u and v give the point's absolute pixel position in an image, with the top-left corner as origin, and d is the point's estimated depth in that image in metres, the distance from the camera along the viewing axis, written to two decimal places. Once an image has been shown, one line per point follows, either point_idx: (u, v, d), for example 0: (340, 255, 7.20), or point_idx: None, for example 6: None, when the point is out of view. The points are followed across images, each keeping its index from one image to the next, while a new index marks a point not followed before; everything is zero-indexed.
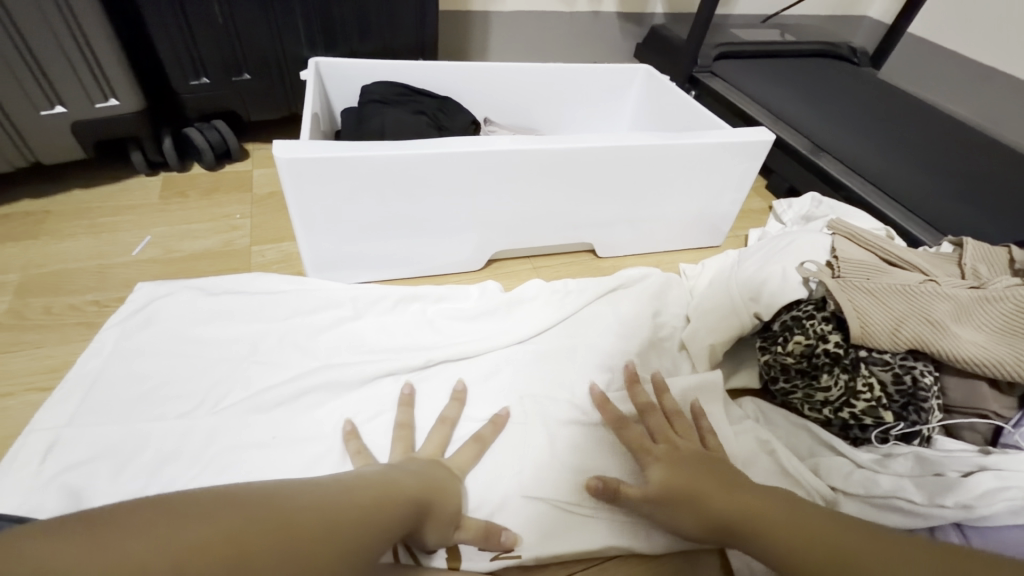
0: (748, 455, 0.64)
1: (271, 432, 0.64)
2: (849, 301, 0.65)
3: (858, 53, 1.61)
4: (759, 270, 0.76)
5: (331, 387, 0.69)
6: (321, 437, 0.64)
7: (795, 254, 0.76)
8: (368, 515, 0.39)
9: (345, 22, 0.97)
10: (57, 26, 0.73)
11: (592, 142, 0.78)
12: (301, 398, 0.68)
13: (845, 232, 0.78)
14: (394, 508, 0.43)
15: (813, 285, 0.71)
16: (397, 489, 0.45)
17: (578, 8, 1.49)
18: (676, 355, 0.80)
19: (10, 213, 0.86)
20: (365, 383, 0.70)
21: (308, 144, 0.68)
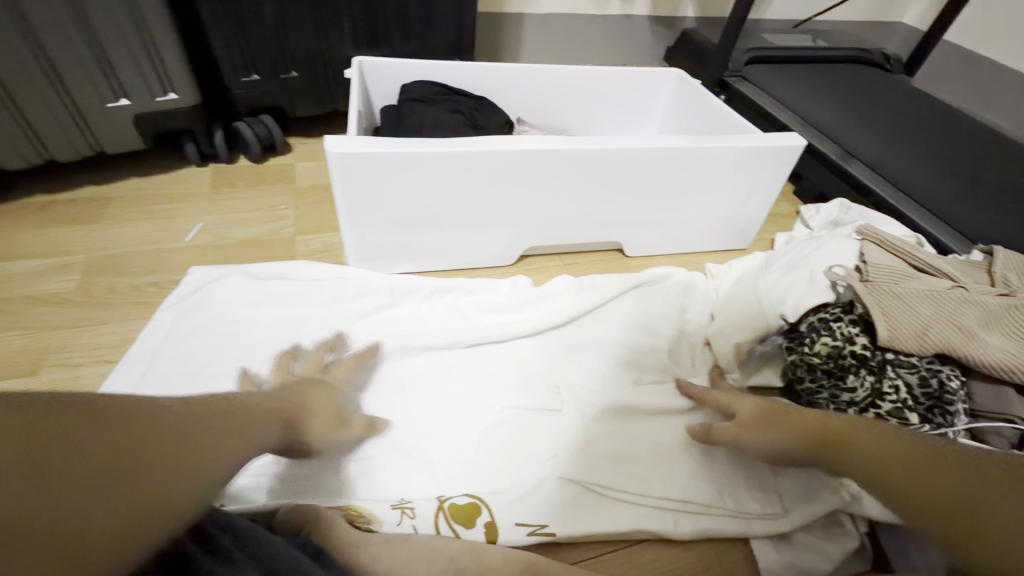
0: None
1: None
2: (877, 305, 0.67)
3: (891, 61, 1.60)
4: (785, 274, 0.76)
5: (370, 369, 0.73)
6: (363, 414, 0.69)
7: (822, 258, 0.76)
8: (233, 431, 0.43)
9: (388, 23, 1.01)
10: (126, 23, 0.79)
11: (625, 143, 0.81)
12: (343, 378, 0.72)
13: (874, 238, 0.79)
14: (258, 423, 0.47)
15: (841, 289, 0.72)
16: (257, 404, 0.49)
17: (610, 11, 1.51)
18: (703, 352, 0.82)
19: (74, 198, 0.92)
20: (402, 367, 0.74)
21: (356, 140, 0.72)
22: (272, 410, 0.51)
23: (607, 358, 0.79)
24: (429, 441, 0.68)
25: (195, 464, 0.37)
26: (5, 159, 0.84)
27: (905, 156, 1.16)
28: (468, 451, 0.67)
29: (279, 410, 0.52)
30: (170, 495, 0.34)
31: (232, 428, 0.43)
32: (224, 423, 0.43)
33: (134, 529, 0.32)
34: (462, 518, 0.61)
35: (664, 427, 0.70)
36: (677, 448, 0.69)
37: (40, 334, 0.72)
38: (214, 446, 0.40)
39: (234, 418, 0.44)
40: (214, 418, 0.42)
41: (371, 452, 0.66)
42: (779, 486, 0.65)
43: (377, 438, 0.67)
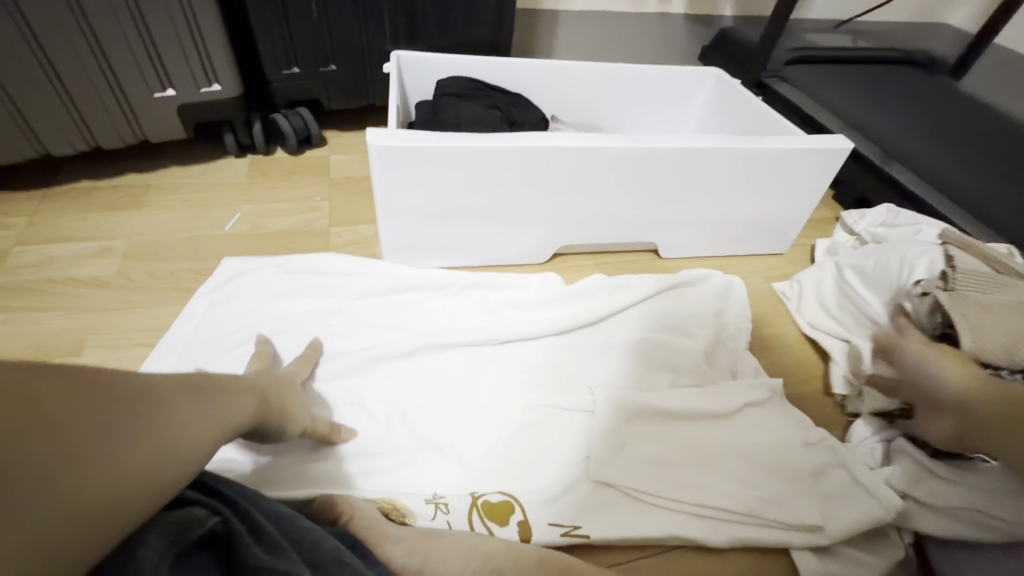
0: (820, 465, 0.66)
1: (349, 399, 0.70)
2: (960, 314, 0.66)
3: (937, 63, 1.54)
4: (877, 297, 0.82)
5: (399, 360, 0.74)
6: (394, 408, 0.70)
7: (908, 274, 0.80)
8: (206, 404, 0.42)
9: (427, 18, 1.01)
10: (175, 13, 0.80)
11: (667, 142, 0.79)
12: (374, 372, 0.73)
13: (958, 242, 0.76)
14: (233, 396, 0.46)
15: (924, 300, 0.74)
16: (230, 381, 0.47)
17: (646, 9, 1.49)
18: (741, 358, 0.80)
19: (118, 184, 0.94)
20: (432, 359, 0.75)
21: (398, 132, 0.72)
22: (244, 387, 0.49)
23: (641, 360, 0.77)
24: (462, 438, 0.68)
25: (166, 447, 0.36)
26: (53, 143, 0.86)
27: (951, 160, 1.12)
28: (499, 449, 0.67)
29: (249, 388, 0.49)
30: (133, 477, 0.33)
31: (206, 400, 0.42)
32: (196, 395, 0.41)
33: (92, 514, 0.31)
34: (495, 516, 0.60)
35: (701, 432, 0.69)
36: (714, 455, 0.67)
37: (82, 316, 0.74)
38: (183, 421, 0.38)
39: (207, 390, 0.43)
40: (182, 387, 0.41)
41: (404, 446, 0.66)
42: (822, 497, 0.63)
43: (410, 434, 0.67)
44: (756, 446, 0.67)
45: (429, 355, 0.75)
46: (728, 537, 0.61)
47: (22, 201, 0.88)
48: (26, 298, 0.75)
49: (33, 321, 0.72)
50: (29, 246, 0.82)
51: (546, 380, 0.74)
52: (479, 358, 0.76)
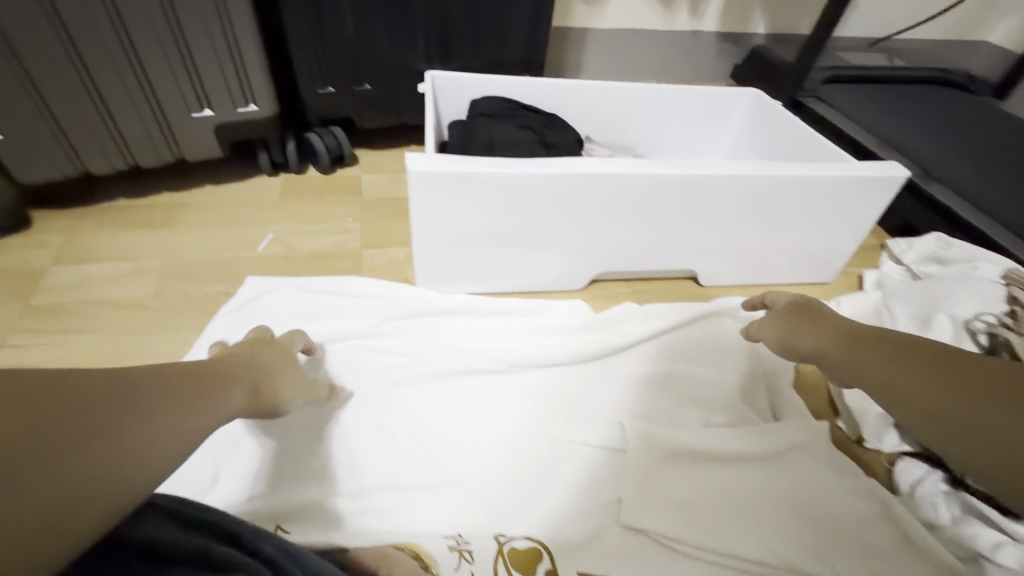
0: (868, 518, 0.60)
1: (371, 427, 0.67)
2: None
3: (978, 82, 1.49)
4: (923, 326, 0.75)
5: (420, 385, 0.72)
6: (415, 437, 0.66)
7: (961, 307, 0.75)
8: (196, 399, 0.40)
9: (461, 38, 1.00)
10: (215, 32, 0.80)
11: (710, 169, 0.77)
12: (394, 397, 0.70)
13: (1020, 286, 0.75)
14: (221, 389, 0.44)
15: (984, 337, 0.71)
16: (219, 371, 0.46)
17: (677, 27, 1.47)
18: (787, 393, 0.75)
19: (153, 203, 0.94)
20: (455, 385, 0.72)
21: (436, 157, 0.71)
22: (234, 376, 0.47)
23: (682, 394, 0.73)
24: (485, 471, 0.64)
25: (147, 441, 0.35)
26: (92, 162, 0.86)
27: (1003, 186, 1.07)
28: (525, 484, 0.63)
29: (238, 376, 0.47)
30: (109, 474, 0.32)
31: (196, 394, 0.40)
32: (185, 390, 0.40)
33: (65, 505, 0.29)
34: (522, 564, 0.56)
35: (746, 473, 0.64)
36: (760, 501, 0.62)
37: (118, 339, 0.73)
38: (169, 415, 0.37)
39: (197, 383, 0.42)
40: (171, 383, 0.39)
41: (426, 479, 0.63)
42: (870, 553, 0.58)
43: (433, 465, 0.64)
44: (800, 492, 0.63)
45: (452, 381, 0.73)
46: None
47: (60, 220, 0.88)
48: (62, 319, 0.75)
49: (68, 343, 0.72)
50: (66, 265, 0.82)
51: (577, 414, 0.71)
52: (503, 386, 0.73)
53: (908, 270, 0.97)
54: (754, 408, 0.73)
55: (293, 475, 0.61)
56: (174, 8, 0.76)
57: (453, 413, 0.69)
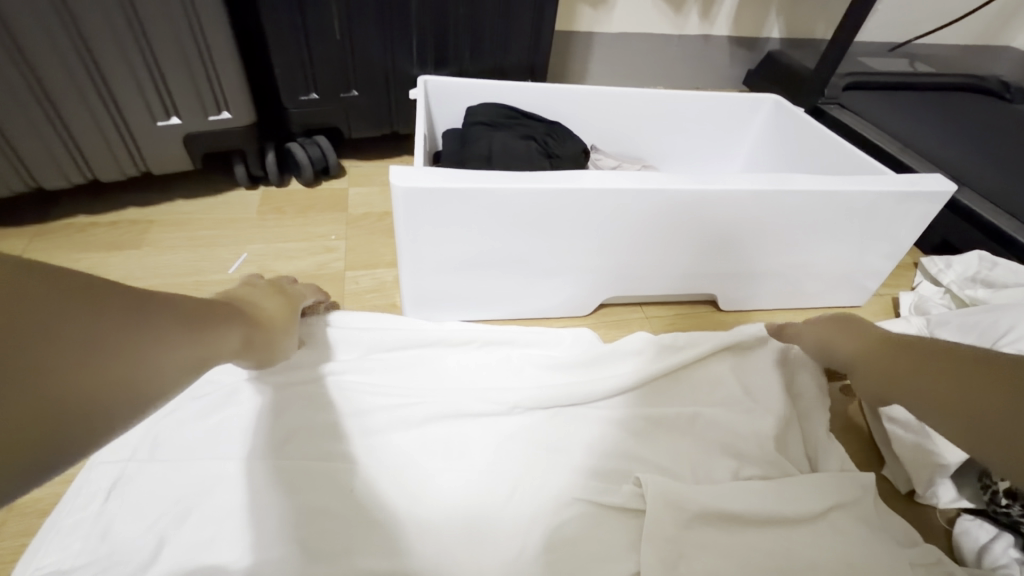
0: None
1: (349, 483, 0.57)
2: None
3: (1011, 88, 1.40)
4: None
5: (408, 430, 0.62)
6: (400, 494, 0.57)
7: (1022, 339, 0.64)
8: (194, 339, 0.41)
9: (458, 41, 0.92)
10: (182, 31, 0.72)
11: (735, 184, 0.68)
12: (377, 445, 0.61)
13: None
14: (221, 331, 0.45)
15: None
16: (230, 313, 0.49)
17: (688, 31, 1.39)
18: (825, 439, 0.65)
19: (117, 221, 0.86)
20: (447, 430, 0.63)
21: (426, 171, 0.62)
22: (235, 327, 0.48)
23: (706, 445, 0.63)
24: (480, 537, 0.55)
25: (146, 363, 0.35)
26: (45, 176, 0.78)
27: None
28: (526, 549, 0.54)
29: (238, 327, 0.49)
30: (96, 398, 0.32)
31: (193, 332, 0.41)
32: (185, 328, 0.40)
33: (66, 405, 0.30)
34: None
35: (784, 538, 0.55)
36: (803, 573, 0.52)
37: None
38: (167, 348, 0.37)
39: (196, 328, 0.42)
40: (177, 314, 0.40)
41: (412, 546, 0.53)
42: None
43: (419, 529, 0.55)
44: (852, 564, 0.53)
45: (443, 424, 0.63)
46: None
47: (13, 240, 0.80)
48: None
49: None
50: None
51: (585, 466, 0.61)
52: (501, 432, 0.64)
53: (946, 292, 0.87)
54: (788, 454, 0.63)
55: (248, 540, 0.51)
56: (134, 7, 0.68)
57: (442, 468, 0.60)
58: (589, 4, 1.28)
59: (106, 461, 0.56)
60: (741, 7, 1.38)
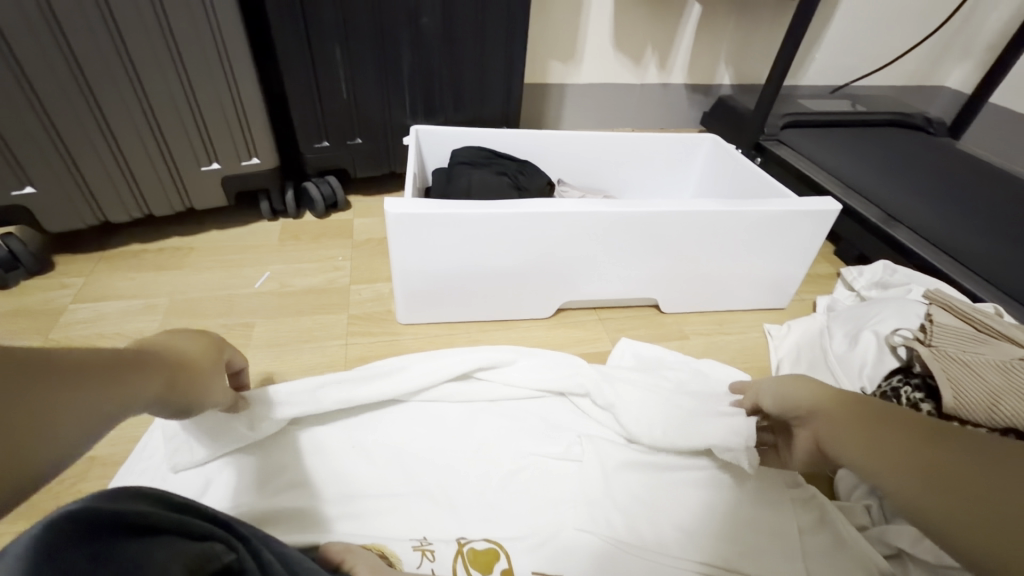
0: (807, 525, 0.65)
1: (351, 442, 0.73)
2: (942, 371, 0.66)
3: (933, 123, 1.60)
4: (852, 342, 0.79)
5: (402, 405, 0.78)
6: (390, 451, 0.72)
7: (886, 322, 0.79)
8: (116, 390, 0.37)
9: (444, 97, 1.13)
10: (223, 95, 0.93)
11: (660, 207, 0.85)
12: (376, 416, 0.76)
13: (942, 303, 0.77)
14: (144, 379, 0.41)
15: (902, 352, 0.74)
16: (145, 359, 0.43)
17: (649, 81, 1.61)
18: None
19: (164, 247, 1.04)
20: (431, 404, 0.78)
21: (413, 201, 0.79)
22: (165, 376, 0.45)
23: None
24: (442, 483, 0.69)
25: (69, 421, 0.32)
26: (112, 212, 0.97)
27: (950, 217, 1.15)
28: (490, 493, 0.69)
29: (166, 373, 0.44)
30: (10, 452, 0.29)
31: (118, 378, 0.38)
32: (106, 383, 0.37)
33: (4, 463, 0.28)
34: (480, 564, 0.61)
35: (692, 481, 0.70)
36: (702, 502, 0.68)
37: None
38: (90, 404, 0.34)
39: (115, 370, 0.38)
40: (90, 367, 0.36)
41: (399, 490, 0.68)
42: (806, 553, 0.63)
43: (405, 479, 0.69)
44: (743, 501, 0.67)
45: (429, 399, 0.78)
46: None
47: (81, 263, 0.98)
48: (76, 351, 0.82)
49: None
50: (82, 303, 0.90)
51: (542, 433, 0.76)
52: (467, 408, 0.78)
53: (856, 294, 1.03)
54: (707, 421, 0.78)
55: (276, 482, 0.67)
56: (189, 79, 0.89)
57: (416, 434, 0.75)
58: (559, 60, 1.49)
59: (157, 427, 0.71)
60: (693, 59, 1.60)
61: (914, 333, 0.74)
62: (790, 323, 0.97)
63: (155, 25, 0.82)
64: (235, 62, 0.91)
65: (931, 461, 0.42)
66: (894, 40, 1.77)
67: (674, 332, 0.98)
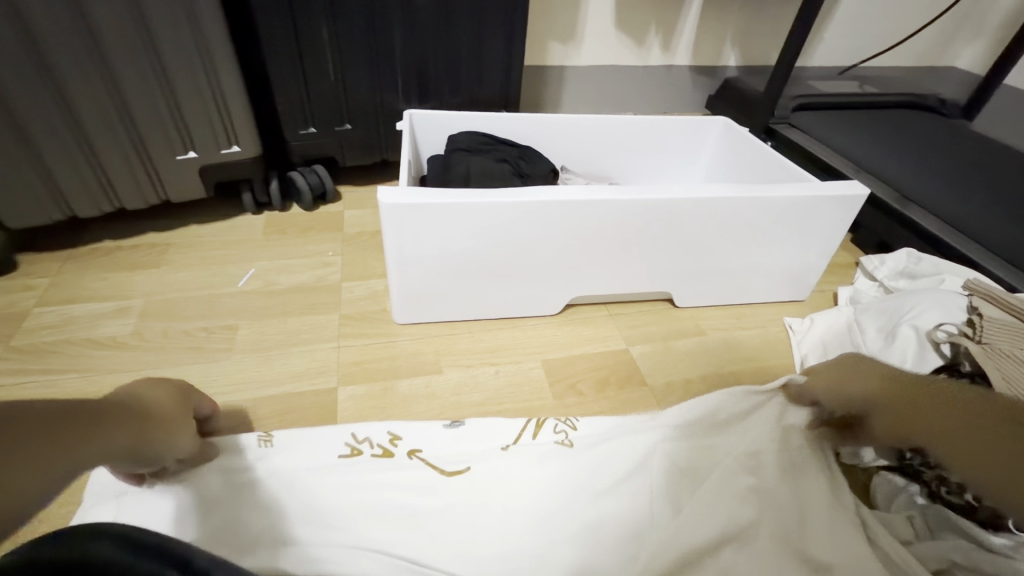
0: (845, 533, 0.59)
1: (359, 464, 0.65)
2: (996, 370, 0.61)
3: (946, 104, 1.54)
4: (888, 340, 0.73)
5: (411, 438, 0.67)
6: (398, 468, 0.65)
7: (926, 315, 0.73)
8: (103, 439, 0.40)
9: (438, 78, 1.05)
10: (200, 78, 0.85)
11: (675, 194, 0.78)
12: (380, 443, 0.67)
13: (984, 294, 0.71)
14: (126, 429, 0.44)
15: (947, 349, 0.68)
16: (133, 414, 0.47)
17: (652, 62, 1.53)
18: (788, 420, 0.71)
19: (139, 244, 0.96)
20: (444, 435, 0.68)
21: (407, 190, 0.72)
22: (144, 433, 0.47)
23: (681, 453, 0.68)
24: (448, 538, 0.60)
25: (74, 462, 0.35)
26: (80, 207, 0.89)
27: (975, 203, 1.09)
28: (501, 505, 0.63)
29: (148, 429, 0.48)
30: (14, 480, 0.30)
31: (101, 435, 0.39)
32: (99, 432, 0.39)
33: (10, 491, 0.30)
34: None
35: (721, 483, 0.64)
36: (760, 559, 0.58)
37: (97, 377, 0.73)
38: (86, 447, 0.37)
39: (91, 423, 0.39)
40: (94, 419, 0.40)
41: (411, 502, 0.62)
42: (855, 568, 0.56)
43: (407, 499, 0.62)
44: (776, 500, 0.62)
45: (443, 436, 0.68)
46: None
47: (49, 262, 0.91)
48: (42, 360, 0.74)
49: (47, 383, 0.72)
50: (49, 306, 0.83)
51: (568, 487, 0.65)
52: (474, 454, 0.67)
53: (880, 285, 0.97)
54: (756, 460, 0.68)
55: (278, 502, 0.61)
56: (161, 58, 0.81)
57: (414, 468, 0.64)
58: (559, 41, 1.42)
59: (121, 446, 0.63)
60: (698, 39, 1.53)
61: (959, 328, 0.69)
62: (812, 316, 0.91)
63: None
64: (207, 42, 0.82)
65: (974, 446, 0.47)
66: (905, 19, 1.70)
67: (689, 328, 0.92)
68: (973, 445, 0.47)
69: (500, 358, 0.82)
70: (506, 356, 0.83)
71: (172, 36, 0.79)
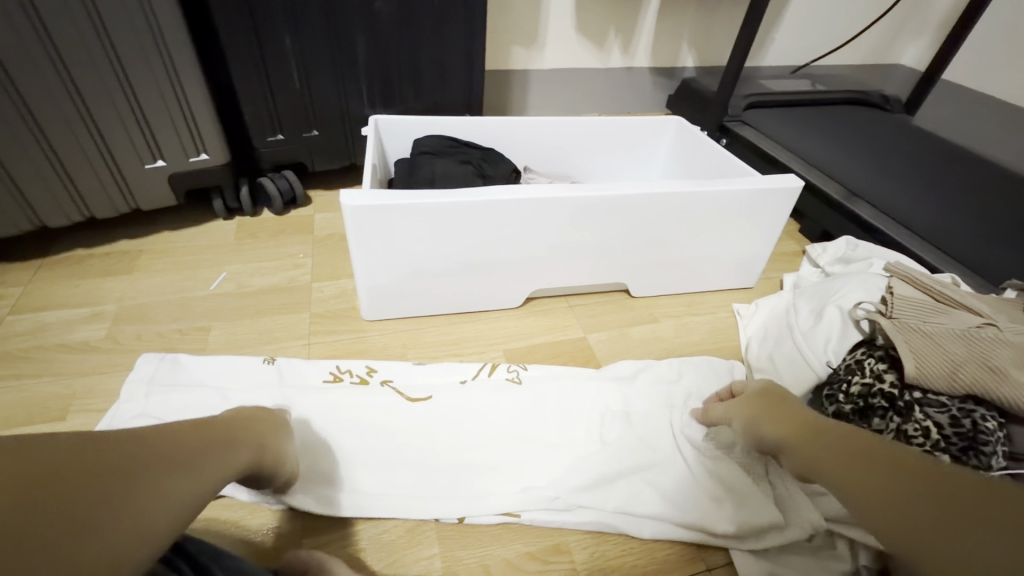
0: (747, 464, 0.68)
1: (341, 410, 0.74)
2: (904, 342, 0.68)
3: (889, 100, 1.63)
4: (817, 317, 0.80)
5: (387, 396, 0.76)
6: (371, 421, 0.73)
7: (850, 295, 0.80)
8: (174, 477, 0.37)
9: (402, 84, 1.09)
10: (165, 89, 0.88)
11: (624, 190, 0.84)
12: (362, 397, 0.75)
13: (902, 275, 0.79)
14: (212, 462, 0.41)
15: (865, 325, 0.76)
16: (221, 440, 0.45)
17: (613, 63, 1.59)
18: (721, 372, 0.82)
19: (111, 252, 0.99)
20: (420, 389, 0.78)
21: (369, 194, 0.76)
22: (217, 471, 0.41)
23: (619, 398, 0.77)
24: (404, 461, 0.68)
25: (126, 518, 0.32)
26: (49, 217, 0.92)
27: (907, 193, 1.17)
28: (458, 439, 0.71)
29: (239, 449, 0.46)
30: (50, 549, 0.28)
31: (106, 511, 0.31)
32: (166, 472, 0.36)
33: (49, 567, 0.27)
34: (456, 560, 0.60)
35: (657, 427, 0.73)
36: (669, 480, 0.67)
37: (71, 380, 0.75)
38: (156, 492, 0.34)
39: (92, 488, 0.31)
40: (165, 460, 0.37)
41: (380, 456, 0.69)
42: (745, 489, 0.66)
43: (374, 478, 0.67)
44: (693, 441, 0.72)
45: (416, 395, 0.77)
46: (673, 545, 0.64)
47: (19, 272, 0.92)
48: (16, 365, 0.77)
49: (21, 387, 0.74)
50: (21, 314, 0.85)
51: (516, 420, 0.74)
52: (436, 386, 0.78)
53: (821, 271, 1.04)
54: (679, 394, 0.78)
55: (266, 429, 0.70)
56: (126, 70, 0.83)
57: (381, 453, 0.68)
58: (522, 44, 1.46)
59: (138, 387, 0.73)
60: (656, 41, 1.59)
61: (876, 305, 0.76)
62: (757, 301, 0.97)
63: (81, 12, 0.76)
64: (171, 54, 0.85)
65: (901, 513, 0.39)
66: (851, 19, 1.79)
67: (644, 316, 0.97)
68: (911, 532, 0.37)
69: (464, 350, 0.87)
70: (470, 348, 0.87)
71: (134, 47, 0.82)
